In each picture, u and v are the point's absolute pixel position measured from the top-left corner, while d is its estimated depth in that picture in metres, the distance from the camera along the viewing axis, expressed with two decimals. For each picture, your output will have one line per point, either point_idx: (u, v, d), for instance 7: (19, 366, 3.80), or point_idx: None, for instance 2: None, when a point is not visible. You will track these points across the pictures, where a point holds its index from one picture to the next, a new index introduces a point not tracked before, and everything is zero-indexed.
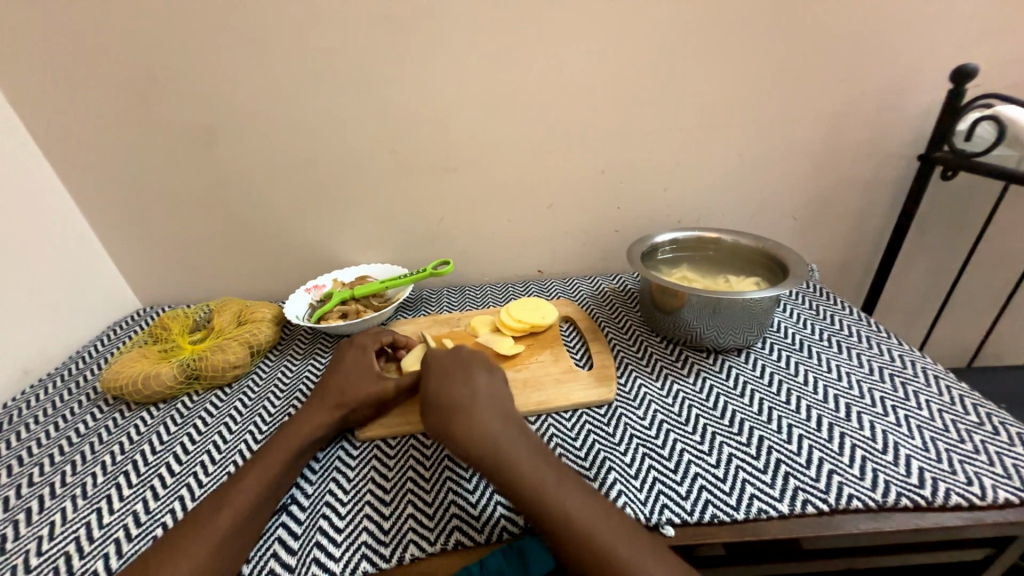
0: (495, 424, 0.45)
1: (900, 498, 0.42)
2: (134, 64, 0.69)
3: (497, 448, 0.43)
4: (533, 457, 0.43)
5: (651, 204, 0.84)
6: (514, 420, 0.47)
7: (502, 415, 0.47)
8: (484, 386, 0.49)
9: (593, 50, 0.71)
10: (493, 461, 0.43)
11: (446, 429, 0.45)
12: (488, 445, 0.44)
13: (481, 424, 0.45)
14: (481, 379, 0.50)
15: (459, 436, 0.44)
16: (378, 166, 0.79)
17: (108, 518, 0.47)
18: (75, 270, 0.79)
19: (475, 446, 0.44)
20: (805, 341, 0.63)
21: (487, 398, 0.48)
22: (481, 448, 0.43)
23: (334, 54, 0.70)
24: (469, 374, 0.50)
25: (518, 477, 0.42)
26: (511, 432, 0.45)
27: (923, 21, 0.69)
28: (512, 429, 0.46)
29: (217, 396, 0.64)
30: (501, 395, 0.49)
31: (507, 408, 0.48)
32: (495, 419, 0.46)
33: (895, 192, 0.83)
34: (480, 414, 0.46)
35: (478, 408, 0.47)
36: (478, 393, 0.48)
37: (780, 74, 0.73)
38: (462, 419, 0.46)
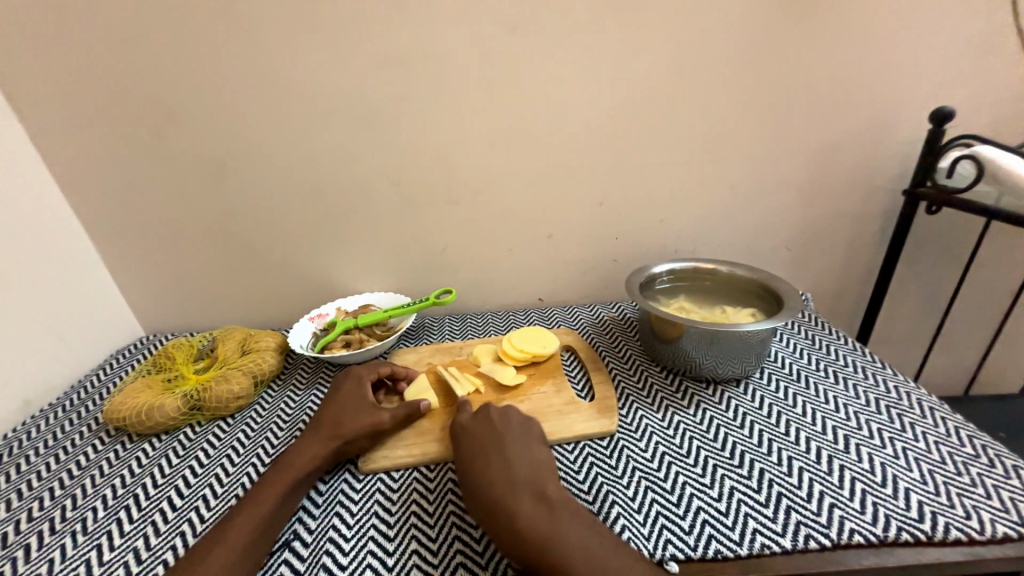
0: (529, 470, 0.47)
1: (901, 532, 0.42)
2: (153, 103, 0.73)
3: (529, 493, 0.45)
4: (561, 503, 0.44)
5: (648, 235, 0.86)
6: (548, 467, 0.49)
7: (538, 464, 0.49)
8: (518, 434, 0.52)
9: (591, 91, 0.75)
10: (524, 504, 0.44)
11: (481, 469, 0.48)
12: (521, 491, 0.45)
13: (517, 469, 0.47)
14: (515, 425, 0.53)
15: (491, 478, 0.46)
16: (382, 198, 0.81)
17: (108, 555, 0.47)
18: (82, 299, 0.80)
19: (506, 488, 0.45)
20: (802, 372, 0.64)
21: (524, 447, 0.50)
22: (514, 490, 0.45)
23: (345, 95, 0.74)
24: (507, 422, 0.53)
25: (548, 521, 0.42)
26: (546, 479, 0.47)
27: (899, 67, 0.74)
28: (547, 477, 0.47)
29: (220, 427, 0.64)
30: (536, 444, 0.51)
31: (542, 456, 0.50)
32: (529, 466, 0.48)
33: (882, 223, 0.86)
34: (515, 460, 0.48)
35: (516, 456, 0.49)
36: (516, 441, 0.51)
37: (767, 113, 0.77)
38: (498, 463, 0.48)
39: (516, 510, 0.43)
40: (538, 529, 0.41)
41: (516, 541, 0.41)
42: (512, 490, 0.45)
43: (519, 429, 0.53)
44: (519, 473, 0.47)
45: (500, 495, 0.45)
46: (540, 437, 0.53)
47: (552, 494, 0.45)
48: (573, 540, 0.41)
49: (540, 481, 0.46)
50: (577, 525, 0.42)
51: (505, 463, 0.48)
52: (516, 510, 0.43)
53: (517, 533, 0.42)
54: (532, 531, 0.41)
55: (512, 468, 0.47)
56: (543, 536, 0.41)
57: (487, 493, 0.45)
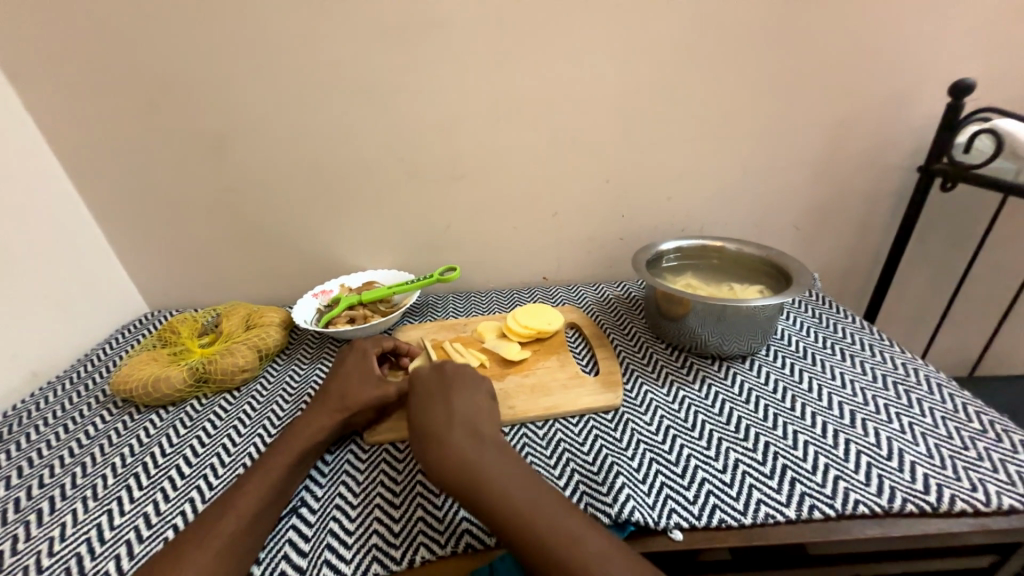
0: (468, 417, 0.48)
1: (906, 504, 0.42)
2: (150, 73, 0.71)
3: (463, 435, 0.45)
4: (494, 447, 0.45)
5: (654, 213, 0.85)
6: (489, 415, 0.49)
7: (480, 412, 0.49)
8: (466, 382, 0.52)
9: (599, 62, 0.73)
10: (456, 445, 0.44)
11: (422, 410, 0.49)
12: (455, 432, 0.46)
13: (456, 412, 0.48)
14: (466, 376, 0.53)
15: (431, 419, 0.47)
16: (386, 173, 0.80)
17: (118, 520, 0.48)
18: (86, 274, 0.80)
19: (441, 429, 0.46)
20: (808, 349, 0.63)
21: (469, 395, 0.51)
22: (449, 431, 0.46)
23: (347, 65, 0.72)
24: (457, 372, 0.53)
25: (478, 463, 0.43)
26: (485, 425, 0.48)
27: (920, 38, 0.71)
28: (487, 423, 0.48)
29: (226, 400, 0.64)
30: (484, 392, 0.52)
31: (486, 405, 0.51)
32: (471, 413, 0.48)
33: (894, 202, 0.84)
34: (457, 406, 0.49)
35: (458, 403, 0.49)
36: (461, 389, 0.51)
37: (781, 87, 0.75)
38: (440, 406, 0.49)
39: (447, 448, 0.44)
40: (467, 468, 0.43)
41: (446, 478, 0.43)
42: (447, 431, 0.46)
43: (469, 379, 0.53)
44: (457, 417, 0.47)
45: (436, 435, 0.46)
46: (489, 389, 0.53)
47: (488, 438, 0.46)
48: (498, 479, 0.42)
49: (478, 426, 0.47)
50: (508, 467, 0.43)
51: (447, 408, 0.48)
52: (448, 448, 0.44)
53: (446, 472, 0.43)
54: (462, 470, 0.42)
55: (452, 412, 0.48)
56: (471, 474, 0.42)
57: (425, 432, 0.46)
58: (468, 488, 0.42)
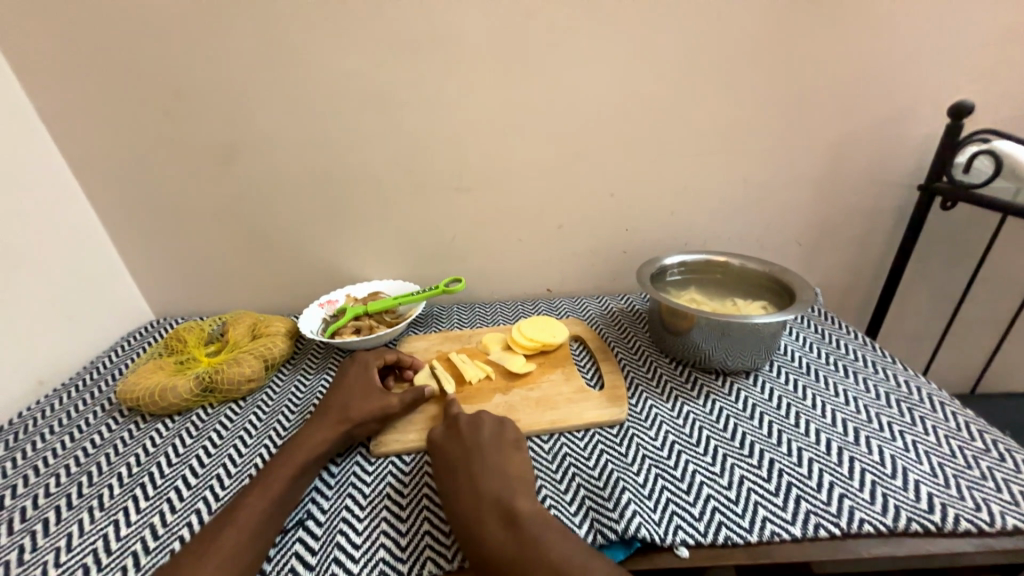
0: (497, 486, 0.45)
1: (911, 523, 0.43)
2: (164, 85, 0.72)
3: (496, 515, 0.43)
4: (534, 518, 0.42)
5: (658, 227, 0.86)
6: (519, 479, 0.47)
7: (510, 476, 0.47)
8: (488, 443, 0.50)
9: (605, 78, 0.74)
10: (489, 528, 0.42)
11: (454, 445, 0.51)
12: (486, 513, 0.43)
13: (482, 484, 0.46)
14: (485, 433, 0.51)
15: (460, 503, 0.45)
16: (392, 185, 0.81)
17: (125, 531, 0.48)
18: (94, 281, 0.80)
19: (471, 512, 0.44)
20: (811, 365, 0.64)
21: (495, 456, 0.49)
22: (480, 512, 0.43)
23: (358, 79, 0.73)
24: (474, 431, 0.51)
25: (517, 541, 0.41)
26: (516, 493, 0.45)
27: (919, 59, 0.73)
28: (520, 489, 0.46)
29: (232, 409, 0.65)
30: (511, 451, 0.50)
31: (515, 464, 0.48)
32: (500, 480, 0.46)
33: (895, 219, 0.85)
34: (482, 475, 0.47)
35: (484, 469, 0.47)
36: (484, 452, 0.49)
37: (783, 105, 0.76)
38: (466, 480, 0.47)
39: (483, 536, 0.42)
40: (507, 554, 0.40)
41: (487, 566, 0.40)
42: (478, 514, 0.43)
43: (490, 438, 0.51)
44: (486, 492, 0.45)
45: (466, 518, 0.43)
46: (516, 443, 0.51)
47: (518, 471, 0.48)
48: (546, 557, 0.39)
49: (509, 496, 0.45)
50: (553, 540, 0.40)
51: (472, 480, 0.46)
52: (484, 537, 0.41)
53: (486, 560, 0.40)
54: (501, 557, 0.40)
55: (479, 485, 0.46)
56: (513, 557, 0.39)
57: (456, 519, 0.44)
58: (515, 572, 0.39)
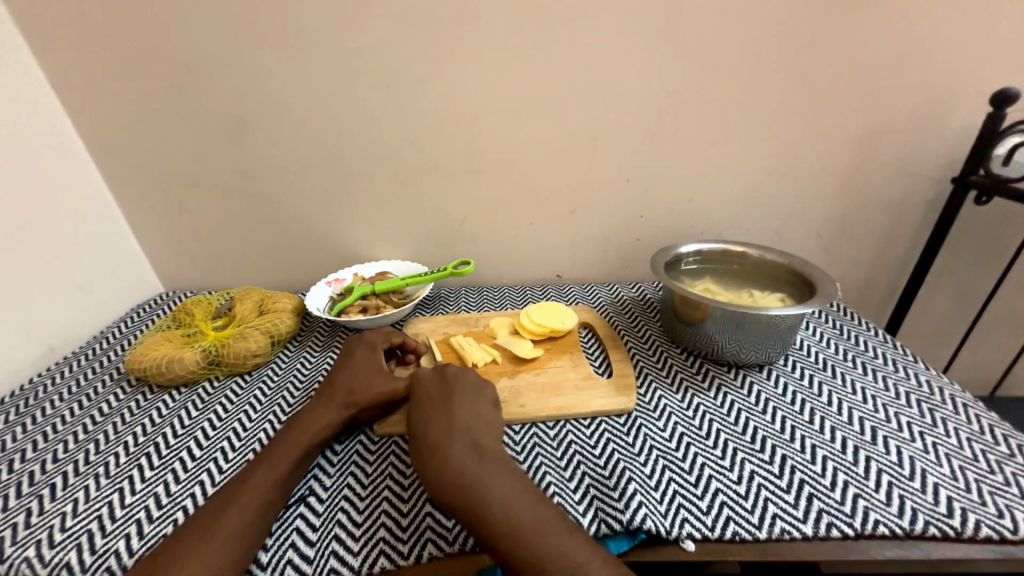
0: (471, 428, 0.46)
1: (929, 527, 0.41)
2: (172, 54, 0.71)
3: (476, 469, 0.42)
4: (510, 475, 0.43)
5: (673, 214, 0.83)
6: (490, 425, 0.48)
7: (483, 422, 0.48)
8: (470, 390, 0.51)
9: (626, 56, 0.71)
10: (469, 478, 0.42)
11: (433, 408, 0.49)
12: (457, 448, 0.44)
13: (457, 422, 0.47)
14: (467, 380, 0.52)
15: (432, 435, 0.46)
16: (403, 164, 0.79)
17: (129, 499, 0.48)
18: (103, 252, 0.80)
19: (443, 445, 0.44)
20: (828, 360, 0.62)
21: (472, 402, 0.50)
22: (450, 446, 0.44)
23: (370, 52, 0.71)
24: (459, 376, 0.53)
25: (494, 496, 0.40)
26: (485, 437, 0.46)
27: (963, 44, 0.69)
28: (490, 435, 0.47)
29: (237, 383, 0.65)
30: (492, 419, 0.49)
31: (488, 412, 0.50)
32: (474, 424, 0.47)
33: (923, 214, 0.82)
34: (458, 416, 0.47)
35: (461, 411, 0.48)
36: (464, 396, 0.50)
37: (813, 90, 0.72)
38: (441, 416, 0.47)
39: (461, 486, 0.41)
40: (470, 485, 0.41)
41: (445, 496, 0.41)
42: (458, 464, 0.43)
43: (472, 387, 0.52)
44: (460, 431, 0.46)
45: (437, 450, 0.44)
46: (492, 395, 0.52)
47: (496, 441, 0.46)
48: (519, 518, 0.39)
49: (479, 439, 0.46)
50: (527, 501, 0.41)
51: (448, 417, 0.47)
52: (451, 469, 0.42)
53: (447, 491, 0.41)
54: (462, 488, 0.41)
55: (461, 438, 0.45)
56: (488, 510, 0.39)
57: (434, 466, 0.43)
58: (473, 504, 0.40)
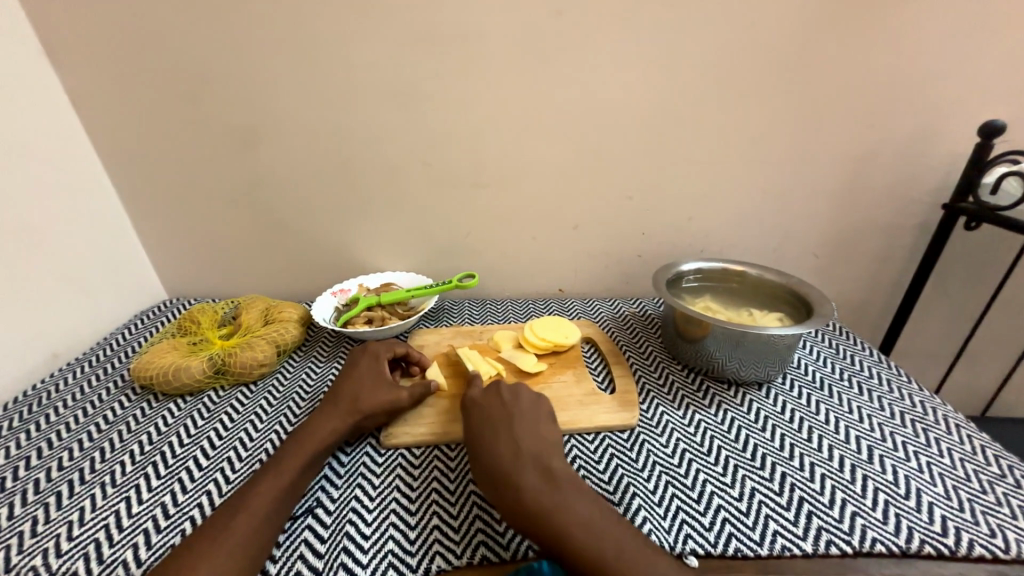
0: (536, 446, 0.48)
1: (924, 545, 0.42)
2: (189, 66, 0.72)
3: (535, 475, 0.45)
4: (568, 481, 0.45)
5: (674, 232, 0.85)
6: (553, 444, 0.49)
7: (547, 441, 0.49)
8: (528, 409, 0.52)
9: (631, 79, 0.73)
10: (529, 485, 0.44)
11: (492, 420, 0.51)
12: (526, 467, 0.45)
13: (523, 441, 0.48)
14: (524, 400, 0.54)
15: (499, 453, 0.47)
16: (411, 178, 0.81)
17: (136, 508, 0.48)
18: (109, 258, 0.81)
19: (510, 463, 0.46)
20: (825, 380, 0.64)
21: (533, 422, 0.51)
22: (520, 465, 0.45)
23: (383, 69, 0.73)
24: (517, 396, 0.54)
25: (556, 500, 0.42)
26: (551, 456, 0.47)
27: (950, 76, 0.72)
28: (556, 454, 0.48)
29: (243, 393, 0.65)
30: (545, 428, 0.51)
31: (550, 431, 0.51)
32: (539, 443, 0.48)
33: (915, 236, 0.84)
34: (522, 435, 0.49)
35: (525, 431, 0.49)
36: (525, 417, 0.51)
37: (809, 115, 0.75)
38: (505, 436, 0.49)
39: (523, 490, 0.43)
40: (542, 505, 0.42)
41: (519, 514, 0.42)
42: (519, 470, 0.45)
43: (529, 407, 0.53)
44: (527, 450, 0.47)
45: (506, 468, 0.45)
46: (550, 414, 0.53)
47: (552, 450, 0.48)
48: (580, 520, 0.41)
49: (546, 457, 0.47)
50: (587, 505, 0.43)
51: (512, 437, 0.48)
52: (523, 487, 0.43)
53: (520, 508, 0.42)
54: (536, 506, 0.42)
55: (520, 446, 0.47)
56: (551, 512, 0.41)
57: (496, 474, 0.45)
58: (550, 522, 0.41)
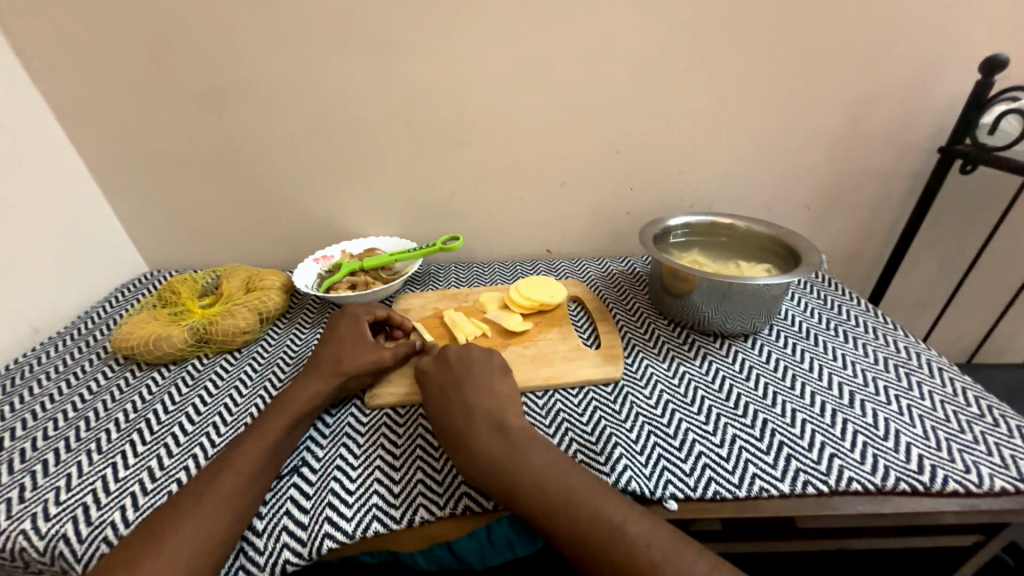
0: (485, 406, 0.48)
1: (899, 483, 0.43)
2: (142, 19, 0.67)
3: (484, 434, 0.45)
4: (517, 435, 0.45)
5: (664, 187, 0.83)
6: (507, 401, 0.49)
7: (499, 398, 0.49)
8: (478, 370, 0.52)
9: (618, 21, 0.68)
10: (478, 443, 0.45)
11: (444, 387, 0.51)
12: (476, 428, 0.46)
13: (472, 407, 0.48)
14: (477, 363, 0.53)
15: (450, 419, 0.48)
16: (390, 136, 0.77)
17: (123, 473, 0.48)
18: (83, 230, 0.78)
19: (462, 429, 0.46)
20: (811, 329, 0.63)
21: (485, 381, 0.51)
22: (470, 428, 0.46)
23: (352, 17, 0.68)
24: (467, 363, 0.53)
25: (501, 455, 0.43)
26: (503, 414, 0.47)
27: (958, 9, 0.67)
28: (508, 409, 0.48)
29: (227, 361, 0.65)
30: (499, 388, 0.50)
31: (503, 391, 0.50)
32: (489, 402, 0.48)
33: (910, 184, 0.82)
34: (472, 398, 0.49)
35: (474, 393, 0.49)
36: (476, 378, 0.51)
37: (807, 56, 0.71)
38: (457, 400, 0.49)
39: (471, 448, 0.44)
40: (492, 461, 0.43)
41: (476, 474, 0.43)
42: (468, 431, 0.46)
43: (481, 369, 0.52)
44: (477, 414, 0.47)
45: (458, 433, 0.46)
46: (502, 368, 0.53)
47: (504, 407, 0.48)
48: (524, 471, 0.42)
49: (497, 416, 0.47)
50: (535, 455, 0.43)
51: (463, 401, 0.49)
52: (474, 450, 0.44)
53: (476, 468, 0.43)
54: (487, 464, 0.43)
55: (469, 409, 0.48)
56: (496, 467, 0.43)
57: (448, 436, 0.47)
58: (499, 477, 0.42)
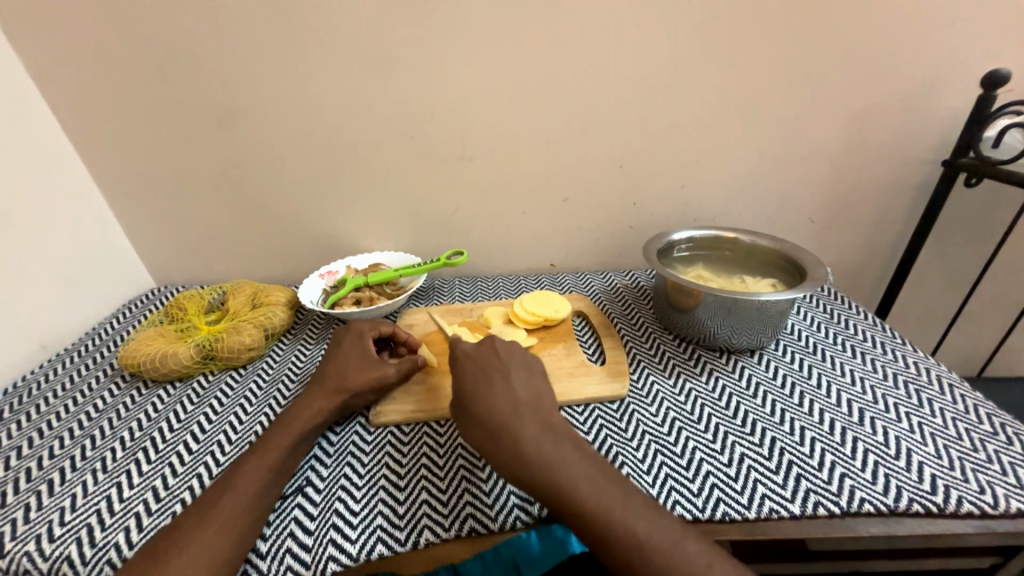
0: (531, 401, 0.48)
1: (912, 503, 0.42)
2: (153, 44, 0.69)
3: (531, 424, 0.45)
4: (562, 433, 0.45)
5: (665, 201, 0.83)
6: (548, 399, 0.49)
7: (541, 394, 0.49)
8: (520, 366, 0.52)
9: (616, 40, 0.70)
10: (526, 433, 0.44)
11: (489, 377, 0.50)
12: (524, 418, 0.45)
13: (520, 399, 0.47)
14: (520, 359, 0.53)
15: (497, 404, 0.47)
16: (393, 153, 0.78)
17: (127, 493, 0.48)
18: (92, 248, 0.79)
19: (508, 418, 0.45)
20: (818, 345, 0.63)
21: (528, 376, 0.51)
22: (517, 418, 0.45)
23: (356, 39, 0.69)
24: (512, 357, 0.53)
25: (550, 448, 0.43)
26: (546, 410, 0.48)
27: (955, 24, 0.68)
28: (549, 406, 0.48)
29: (232, 378, 0.65)
30: (542, 385, 0.51)
31: (543, 388, 0.50)
32: (534, 397, 0.48)
33: (914, 197, 0.82)
34: (519, 392, 0.48)
35: (520, 386, 0.49)
36: (520, 371, 0.51)
37: (806, 73, 0.72)
38: (502, 391, 0.48)
39: (519, 436, 0.44)
40: (540, 454, 0.42)
41: (518, 464, 0.42)
42: (516, 419, 0.45)
43: (523, 363, 0.53)
44: (522, 403, 0.47)
45: (505, 421, 0.45)
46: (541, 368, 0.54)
47: (547, 403, 0.48)
48: (572, 467, 0.42)
49: (542, 412, 0.47)
50: (579, 453, 0.43)
51: (509, 392, 0.48)
52: (520, 440, 0.43)
53: (520, 458, 0.42)
54: (535, 456, 0.42)
55: (516, 400, 0.47)
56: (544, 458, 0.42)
57: (492, 421, 0.45)
58: (543, 469, 0.41)
